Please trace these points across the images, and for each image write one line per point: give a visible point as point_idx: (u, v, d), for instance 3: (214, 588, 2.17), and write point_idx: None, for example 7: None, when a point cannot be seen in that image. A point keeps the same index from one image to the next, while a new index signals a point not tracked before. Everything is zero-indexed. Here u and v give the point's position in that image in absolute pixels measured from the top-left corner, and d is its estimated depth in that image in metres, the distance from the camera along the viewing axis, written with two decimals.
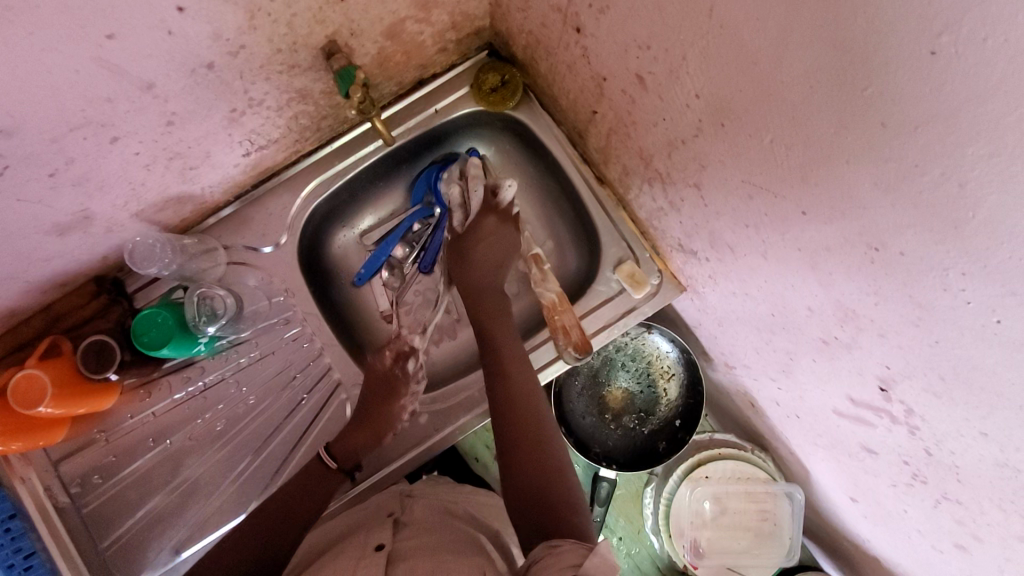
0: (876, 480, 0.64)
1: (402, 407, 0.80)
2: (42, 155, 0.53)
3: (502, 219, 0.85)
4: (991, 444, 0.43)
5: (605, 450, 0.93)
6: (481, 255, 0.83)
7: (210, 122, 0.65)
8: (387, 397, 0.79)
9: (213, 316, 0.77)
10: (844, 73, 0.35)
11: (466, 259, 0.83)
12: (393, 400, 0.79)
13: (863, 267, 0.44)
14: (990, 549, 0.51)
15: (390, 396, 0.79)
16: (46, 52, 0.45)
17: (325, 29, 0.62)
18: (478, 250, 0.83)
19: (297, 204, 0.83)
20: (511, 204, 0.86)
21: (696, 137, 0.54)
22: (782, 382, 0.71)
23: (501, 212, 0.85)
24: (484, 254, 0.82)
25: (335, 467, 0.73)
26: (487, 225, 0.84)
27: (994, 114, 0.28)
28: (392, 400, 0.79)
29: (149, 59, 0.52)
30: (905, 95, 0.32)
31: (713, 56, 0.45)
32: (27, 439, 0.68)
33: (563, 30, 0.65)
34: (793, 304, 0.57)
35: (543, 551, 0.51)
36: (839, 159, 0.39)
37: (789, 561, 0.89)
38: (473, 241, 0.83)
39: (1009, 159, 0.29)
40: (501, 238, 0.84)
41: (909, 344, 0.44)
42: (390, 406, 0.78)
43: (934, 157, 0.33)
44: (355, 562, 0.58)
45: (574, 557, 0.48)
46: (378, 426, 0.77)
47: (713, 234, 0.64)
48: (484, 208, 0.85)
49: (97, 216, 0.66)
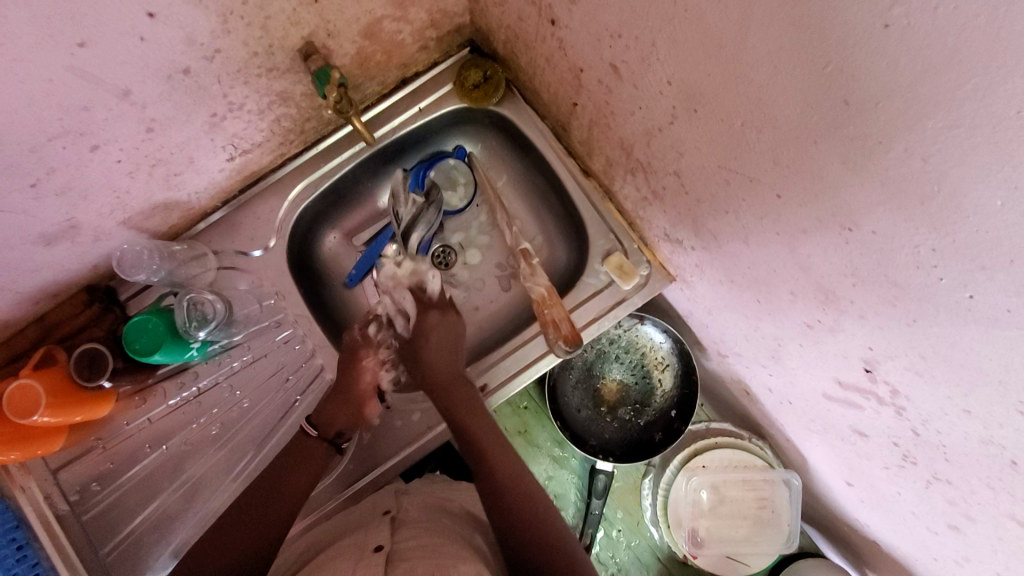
0: (869, 463, 0.63)
1: (373, 373, 0.82)
2: (23, 165, 0.54)
3: (443, 309, 0.84)
4: (974, 422, 0.43)
5: (602, 443, 0.93)
6: (435, 349, 0.81)
7: (191, 127, 0.65)
8: (353, 369, 0.80)
9: (203, 321, 0.78)
10: (806, 53, 0.35)
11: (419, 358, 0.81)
12: (360, 368, 0.81)
13: (839, 248, 0.43)
14: (981, 528, 0.50)
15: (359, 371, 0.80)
16: (19, 62, 0.45)
17: (301, 30, 0.62)
18: (427, 352, 0.81)
19: (284, 207, 0.83)
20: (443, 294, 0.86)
21: (672, 124, 0.54)
22: (773, 368, 0.71)
23: (441, 303, 0.85)
24: (435, 349, 0.81)
25: (314, 433, 0.76)
26: (432, 319, 0.83)
27: (949, 86, 0.28)
28: (360, 368, 0.81)
29: (123, 66, 0.52)
30: (866, 72, 0.32)
31: (681, 41, 0.45)
32: (25, 449, 0.69)
33: (539, 23, 0.65)
34: (777, 290, 0.57)
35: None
36: (807, 139, 0.39)
37: (788, 548, 0.90)
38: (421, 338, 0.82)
39: (967, 130, 0.29)
40: (448, 330, 0.83)
41: (888, 324, 0.44)
42: (359, 374, 0.80)
43: (897, 133, 0.32)
44: (353, 565, 0.58)
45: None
46: (354, 395, 0.79)
47: (696, 222, 0.64)
48: (422, 306, 0.84)
49: (83, 224, 0.66)
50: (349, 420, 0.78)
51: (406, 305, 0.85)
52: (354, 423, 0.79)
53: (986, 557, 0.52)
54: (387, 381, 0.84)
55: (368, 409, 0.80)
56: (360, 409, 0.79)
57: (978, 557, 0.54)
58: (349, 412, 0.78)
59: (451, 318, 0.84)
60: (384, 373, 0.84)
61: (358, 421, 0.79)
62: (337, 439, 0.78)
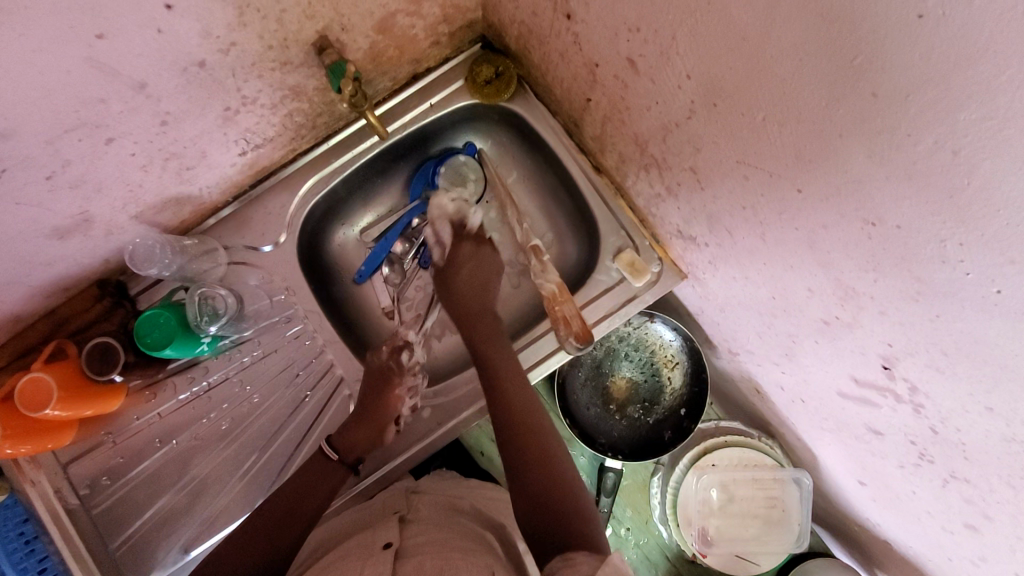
0: (883, 462, 0.63)
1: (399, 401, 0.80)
2: (39, 158, 0.54)
3: (477, 242, 0.86)
4: (997, 419, 0.42)
5: (611, 441, 0.93)
6: (466, 280, 0.84)
7: (204, 121, 0.65)
8: (382, 391, 0.79)
9: (214, 315, 0.77)
10: (833, 43, 0.34)
11: (451, 287, 0.84)
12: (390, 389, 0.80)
13: (860, 243, 0.43)
14: (999, 527, 0.50)
15: (385, 391, 0.79)
16: (37, 53, 0.45)
17: (315, 24, 0.62)
18: (461, 277, 0.84)
19: (295, 202, 0.83)
20: (478, 228, 0.87)
21: (689, 119, 0.54)
22: (786, 366, 0.70)
23: (477, 236, 0.87)
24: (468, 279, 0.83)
25: (335, 458, 0.74)
26: (466, 251, 0.85)
27: (985, 76, 0.28)
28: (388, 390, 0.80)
29: (139, 58, 0.52)
30: (896, 63, 0.31)
31: (702, 34, 0.44)
32: (36, 442, 0.68)
33: (554, 17, 0.65)
34: (794, 286, 0.57)
35: (556, 564, 0.52)
36: (832, 134, 0.39)
37: (798, 547, 0.89)
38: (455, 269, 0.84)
39: (1002, 122, 0.28)
40: (481, 262, 0.85)
41: (910, 320, 0.43)
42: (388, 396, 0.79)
43: (927, 125, 0.32)
44: (361, 562, 0.57)
45: (588, 565, 0.49)
46: (374, 419, 0.77)
47: (711, 218, 0.63)
48: (458, 236, 0.86)
49: (96, 218, 0.66)
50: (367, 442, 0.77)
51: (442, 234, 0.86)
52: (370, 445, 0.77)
53: (1003, 556, 0.52)
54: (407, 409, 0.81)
55: (390, 431, 0.79)
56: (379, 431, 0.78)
57: (994, 556, 0.53)
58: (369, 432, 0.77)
59: (486, 251, 0.86)
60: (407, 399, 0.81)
61: (378, 442, 0.78)
62: (355, 464, 0.76)
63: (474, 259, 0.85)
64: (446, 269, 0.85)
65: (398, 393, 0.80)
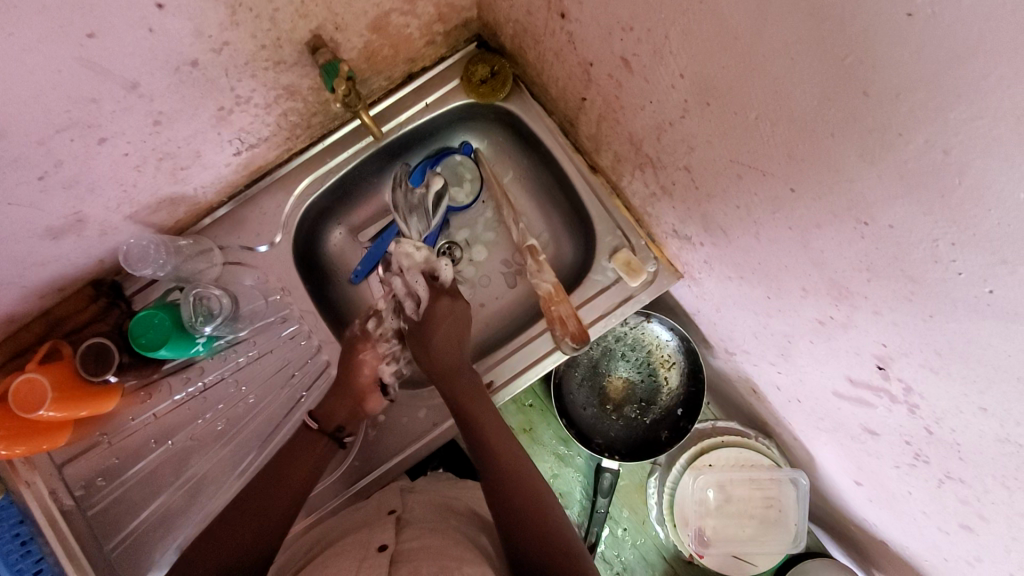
0: (878, 462, 0.63)
1: (371, 365, 0.80)
2: (30, 158, 0.54)
3: (454, 296, 0.83)
4: (991, 419, 0.42)
5: (607, 441, 0.93)
6: (442, 336, 0.80)
7: (198, 121, 0.65)
8: (351, 360, 0.80)
9: (209, 316, 0.78)
10: (824, 42, 0.34)
11: (426, 343, 0.80)
12: (358, 360, 0.80)
13: (854, 242, 0.43)
14: (994, 528, 0.50)
15: (354, 359, 0.80)
16: (27, 53, 0.45)
17: (309, 23, 0.62)
18: (435, 335, 0.80)
19: (290, 202, 0.83)
20: (451, 282, 0.85)
21: (683, 118, 0.54)
22: (782, 366, 0.70)
23: (450, 291, 0.83)
24: (445, 337, 0.80)
25: (315, 426, 0.75)
26: (443, 307, 0.81)
27: (974, 75, 0.28)
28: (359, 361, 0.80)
29: (131, 58, 0.52)
30: (886, 62, 0.31)
31: (694, 33, 0.44)
32: (30, 443, 0.68)
33: (548, 16, 0.64)
34: (788, 286, 0.56)
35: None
36: (824, 133, 0.39)
37: (795, 548, 0.89)
38: (432, 326, 0.80)
39: (992, 121, 0.28)
40: (458, 317, 0.81)
41: (903, 320, 0.43)
42: (358, 367, 0.79)
43: (918, 124, 0.32)
44: (356, 564, 0.57)
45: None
46: (352, 389, 0.78)
47: (705, 217, 0.63)
48: (434, 291, 0.82)
49: (90, 218, 0.66)
50: (348, 412, 0.78)
51: (419, 290, 0.82)
52: (354, 417, 0.78)
53: (999, 558, 0.52)
54: (389, 372, 0.82)
55: (370, 398, 0.79)
56: (360, 403, 0.78)
57: (989, 557, 0.53)
58: (349, 405, 0.78)
59: (462, 305, 0.83)
60: (386, 365, 0.82)
61: (360, 412, 0.79)
62: (337, 433, 0.77)
63: (450, 315, 0.81)
64: (422, 325, 0.81)
65: (368, 359, 0.81)
